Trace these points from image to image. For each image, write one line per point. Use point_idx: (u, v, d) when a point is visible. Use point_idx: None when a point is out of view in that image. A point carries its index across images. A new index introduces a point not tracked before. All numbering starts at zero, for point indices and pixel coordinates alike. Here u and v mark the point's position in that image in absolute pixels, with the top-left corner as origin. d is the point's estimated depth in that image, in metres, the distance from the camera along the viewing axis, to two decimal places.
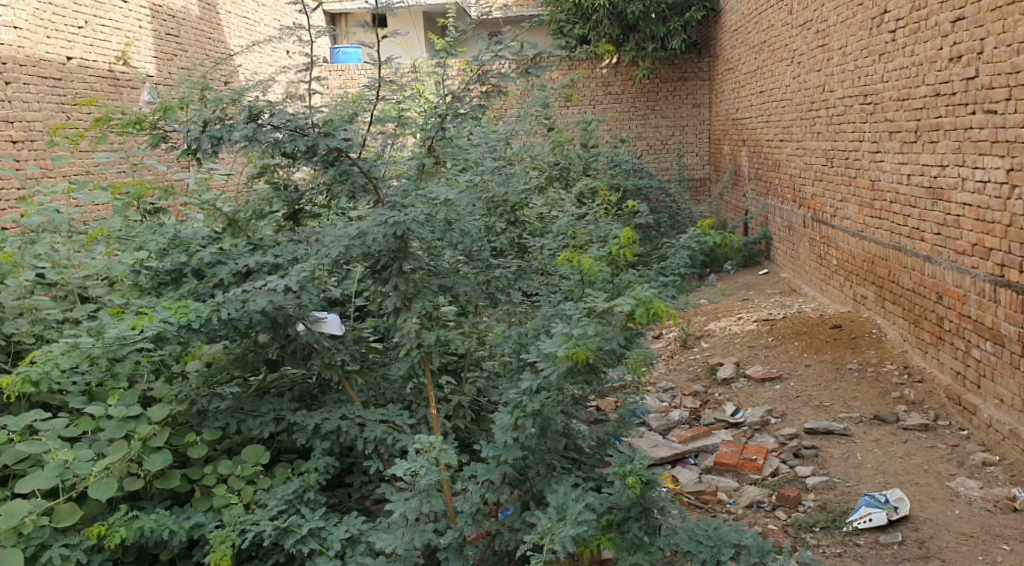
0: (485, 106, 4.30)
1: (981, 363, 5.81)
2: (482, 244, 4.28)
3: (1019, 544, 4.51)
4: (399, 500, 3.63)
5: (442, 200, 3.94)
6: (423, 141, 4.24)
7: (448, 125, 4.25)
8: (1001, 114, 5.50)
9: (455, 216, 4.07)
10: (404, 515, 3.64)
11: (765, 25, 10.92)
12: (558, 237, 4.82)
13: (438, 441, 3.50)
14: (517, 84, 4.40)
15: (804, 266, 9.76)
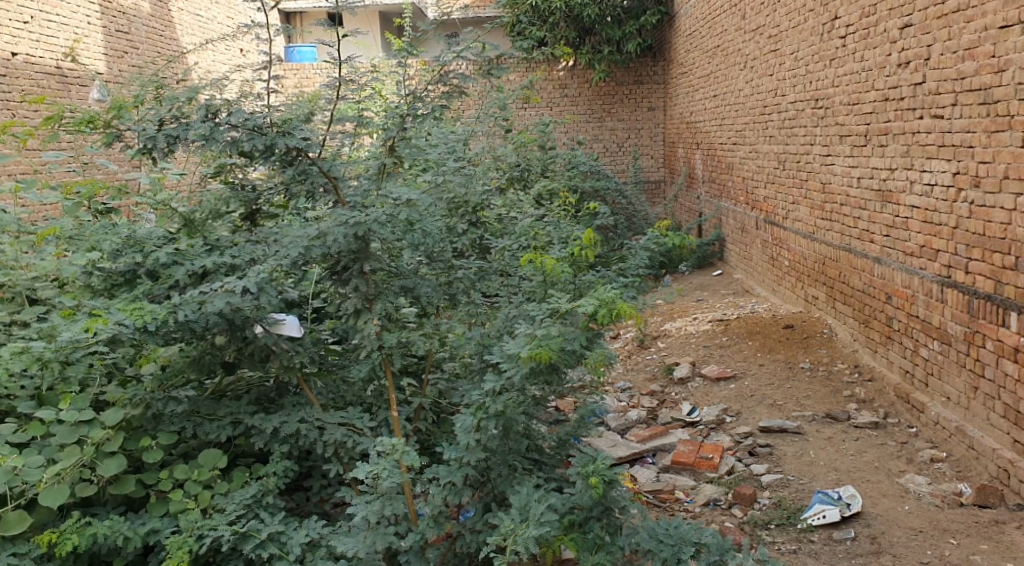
0: (447, 106, 4.30)
1: (929, 362, 5.95)
2: (444, 246, 4.27)
3: (967, 539, 4.62)
4: (361, 503, 3.61)
5: (404, 200, 3.98)
6: (384, 140, 4.19)
7: (408, 125, 4.20)
8: (947, 119, 5.64)
9: (416, 216, 4.05)
10: (366, 519, 3.62)
11: (719, 29, 11.06)
12: (519, 239, 4.83)
13: (400, 443, 3.49)
14: (479, 86, 4.38)
15: (757, 267, 9.91)
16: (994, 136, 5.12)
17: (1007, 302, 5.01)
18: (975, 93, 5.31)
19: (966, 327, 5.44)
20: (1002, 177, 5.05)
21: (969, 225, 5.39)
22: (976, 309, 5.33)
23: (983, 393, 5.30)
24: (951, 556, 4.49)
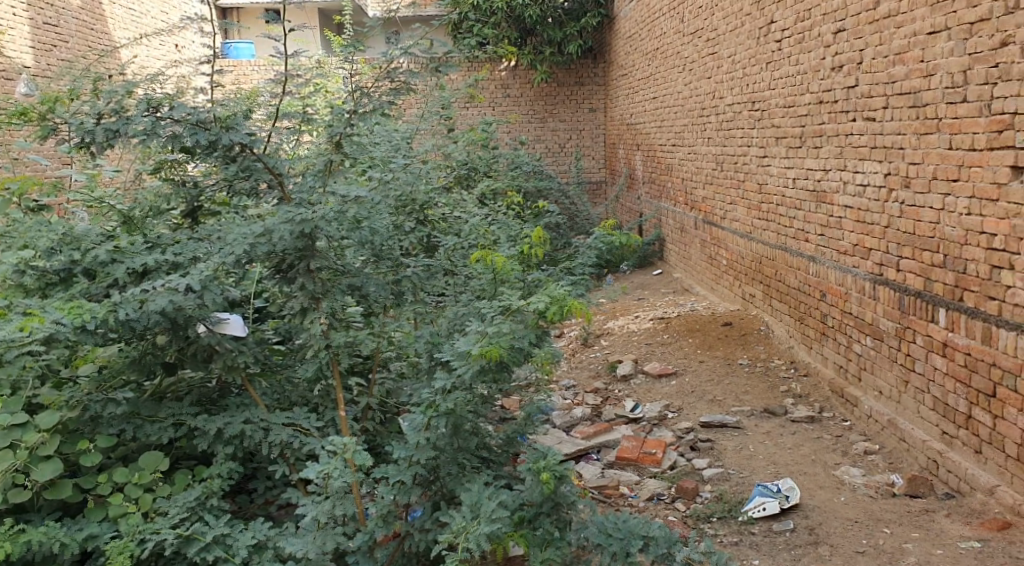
0: (394, 103, 4.28)
1: (862, 358, 6.13)
2: (391, 244, 4.25)
3: (899, 527, 4.74)
4: (310, 504, 3.57)
5: (352, 197, 3.92)
6: (331, 137, 4.14)
7: (355, 122, 4.16)
8: (879, 121, 5.82)
9: (363, 214, 4.02)
10: (315, 519, 3.58)
11: (658, 32, 11.22)
12: (466, 238, 4.84)
13: (351, 442, 3.46)
14: (426, 84, 4.37)
15: (696, 267, 10.08)
16: (923, 138, 5.30)
17: (936, 298, 5.18)
18: (905, 96, 5.49)
19: (898, 323, 5.62)
20: (930, 178, 5.22)
21: (899, 224, 5.57)
22: (906, 305, 5.51)
23: (913, 387, 5.48)
24: (883, 544, 4.59)
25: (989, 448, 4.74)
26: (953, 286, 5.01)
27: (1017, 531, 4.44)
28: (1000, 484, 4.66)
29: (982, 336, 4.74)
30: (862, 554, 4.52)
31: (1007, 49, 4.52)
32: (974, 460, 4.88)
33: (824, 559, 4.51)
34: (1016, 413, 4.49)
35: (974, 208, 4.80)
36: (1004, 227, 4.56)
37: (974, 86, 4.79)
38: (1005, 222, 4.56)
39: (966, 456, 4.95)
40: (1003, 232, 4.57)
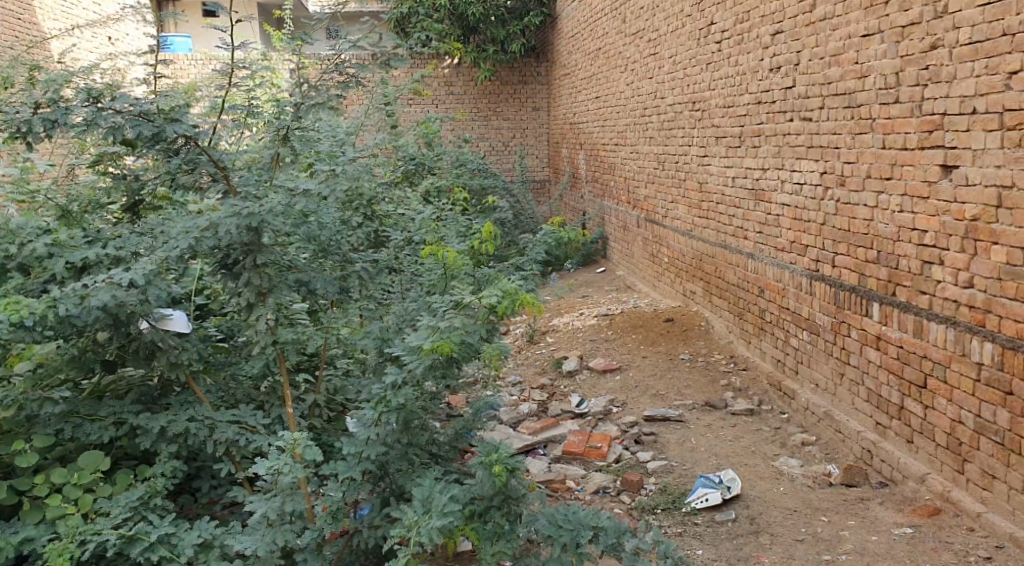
0: (342, 96, 4.26)
1: (799, 351, 6.29)
2: (339, 239, 4.22)
3: (836, 515, 4.86)
4: (257, 501, 3.52)
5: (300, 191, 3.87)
6: (277, 130, 4.10)
7: (303, 115, 4.13)
8: (815, 121, 5.98)
9: (310, 207, 3.98)
10: (263, 517, 3.53)
11: (600, 32, 11.34)
12: (415, 234, 4.83)
13: (300, 438, 3.44)
14: (375, 78, 4.35)
15: (638, 264, 10.21)
16: (858, 137, 5.46)
17: (869, 292, 5.34)
18: (840, 97, 5.65)
19: (833, 317, 5.78)
20: (864, 176, 5.38)
21: (835, 221, 5.73)
22: (841, 300, 5.67)
23: (848, 379, 5.64)
24: (821, 531, 4.70)
25: (920, 437, 4.89)
26: (886, 281, 5.17)
27: (946, 516, 4.58)
28: (930, 471, 4.81)
29: (913, 330, 4.90)
30: (802, 542, 4.62)
31: (937, 52, 4.69)
32: (906, 449, 5.04)
33: (765, 547, 4.61)
34: (946, 402, 4.65)
35: (906, 205, 4.97)
36: (934, 224, 4.72)
37: (905, 88, 4.96)
38: (935, 219, 4.72)
39: (899, 445, 5.11)
40: (933, 228, 4.73)
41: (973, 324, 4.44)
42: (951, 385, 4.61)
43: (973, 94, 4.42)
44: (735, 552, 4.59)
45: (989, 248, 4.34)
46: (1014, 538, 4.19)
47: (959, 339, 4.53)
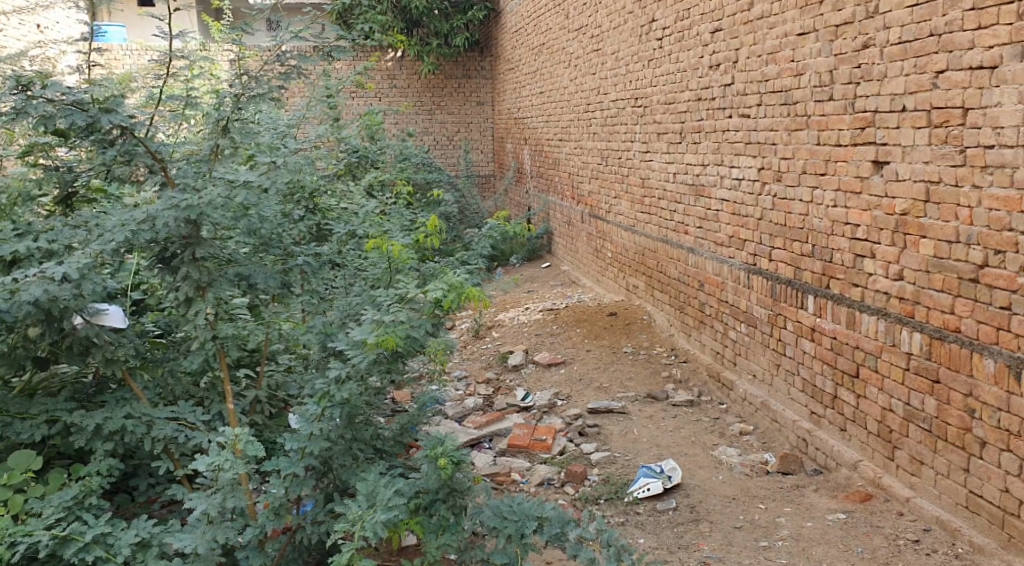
0: (283, 87, 4.21)
1: (737, 344, 6.42)
2: (280, 232, 4.18)
3: (773, 503, 4.97)
4: (196, 499, 3.47)
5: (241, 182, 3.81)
6: (217, 122, 4.05)
7: (243, 106, 4.07)
8: (753, 118, 6.11)
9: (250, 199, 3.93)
10: (202, 515, 3.48)
11: (543, 27, 11.38)
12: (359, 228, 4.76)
13: (241, 434, 3.40)
14: (318, 68, 4.31)
15: (582, 259, 10.31)
16: (793, 134, 5.59)
17: (805, 286, 5.48)
18: (777, 94, 5.77)
19: (770, 310, 5.91)
20: (800, 172, 5.51)
21: (772, 216, 5.86)
22: (778, 293, 5.80)
23: (785, 370, 5.78)
24: (758, 519, 4.80)
25: (853, 425, 5.04)
26: (821, 274, 5.31)
27: (878, 501, 4.71)
28: (862, 459, 4.96)
29: (846, 321, 5.04)
30: (740, 529, 4.72)
31: (869, 51, 4.82)
32: (839, 437, 5.18)
33: (704, 535, 4.70)
34: (877, 391, 4.80)
35: (840, 200, 5.10)
36: (867, 218, 4.86)
37: (839, 86, 5.09)
38: (867, 214, 4.86)
39: (833, 434, 5.25)
40: (865, 223, 4.87)
41: (903, 315, 4.58)
42: (882, 374, 4.75)
43: (903, 92, 4.56)
44: (676, 540, 4.67)
45: (917, 242, 4.48)
46: (941, 521, 4.33)
47: (890, 330, 4.67)
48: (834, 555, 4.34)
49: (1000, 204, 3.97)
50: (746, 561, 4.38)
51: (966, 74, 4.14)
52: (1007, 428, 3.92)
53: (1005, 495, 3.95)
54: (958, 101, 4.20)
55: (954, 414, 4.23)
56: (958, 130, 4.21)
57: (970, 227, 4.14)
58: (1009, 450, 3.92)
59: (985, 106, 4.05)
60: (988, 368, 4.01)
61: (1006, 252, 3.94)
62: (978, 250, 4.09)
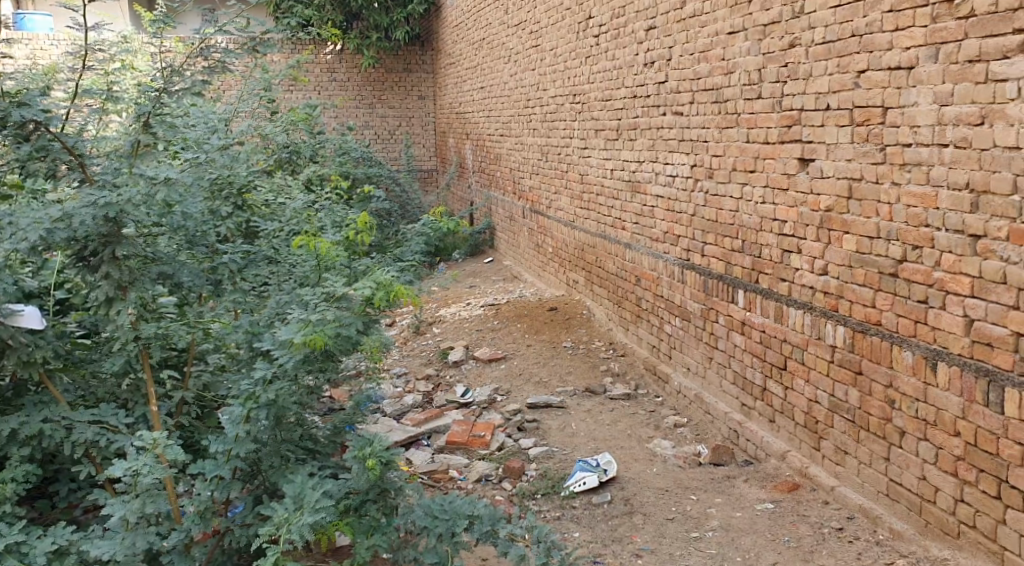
0: (207, 81, 4.14)
1: (673, 337, 6.52)
2: (207, 229, 4.27)
3: (704, 494, 5.06)
4: (116, 504, 3.40)
5: (162, 179, 3.75)
6: (137, 116, 3.98)
7: (165, 100, 4.01)
8: (686, 116, 6.19)
9: (172, 196, 3.86)
10: (122, 520, 3.42)
11: (483, 22, 11.37)
12: (291, 224, 4.72)
13: (161, 438, 3.36)
14: (243, 63, 4.26)
15: (523, 254, 10.35)
16: (724, 131, 5.68)
17: (736, 280, 5.59)
18: (708, 92, 5.87)
19: (703, 304, 6.01)
20: (730, 169, 5.61)
21: (704, 212, 5.95)
22: (710, 288, 5.90)
23: (717, 363, 5.89)
24: (690, 510, 4.89)
25: (781, 417, 5.16)
26: (751, 269, 5.42)
27: (804, 491, 4.84)
28: (790, 449, 5.08)
29: (775, 315, 5.16)
30: (672, 520, 4.80)
31: (796, 49, 4.91)
32: (768, 428, 5.30)
33: (638, 527, 4.76)
34: (804, 383, 4.92)
35: (768, 196, 5.20)
36: (793, 214, 4.97)
37: (767, 84, 5.19)
38: (794, 210, 4.97)
39: (762, 425, 5.37)
40: (792, 219, 4.98)
41: (828, 309, 4.70)
42: (808, 366, 4.87)
43: (827, 91, 4.66)
44: (610, 532, 4.72)
45: (841, 238, 4.58)
46: (864, 509, 4.45)
47: (815, 324, 4.79)
48: (762, 544, 4.44)
49: (917, 201, 4.07)
50: (677, 552, 4.46)
51: (885, 74, 4.23)
52: (924, 417, 4.04)
53: (924, 482, 4.08)
54: (878, 100, 4.29)
55: (875, 405, 4.35)
56: (878, 128, 4.30)
57: (890, 223, 4.24)
58: (926, 439, 4.05)
59: (903, 106, 4.13)
60: (906, 360, 4.13)
61: (922, 248, 4.04)
62: (896, 245, 4.19)
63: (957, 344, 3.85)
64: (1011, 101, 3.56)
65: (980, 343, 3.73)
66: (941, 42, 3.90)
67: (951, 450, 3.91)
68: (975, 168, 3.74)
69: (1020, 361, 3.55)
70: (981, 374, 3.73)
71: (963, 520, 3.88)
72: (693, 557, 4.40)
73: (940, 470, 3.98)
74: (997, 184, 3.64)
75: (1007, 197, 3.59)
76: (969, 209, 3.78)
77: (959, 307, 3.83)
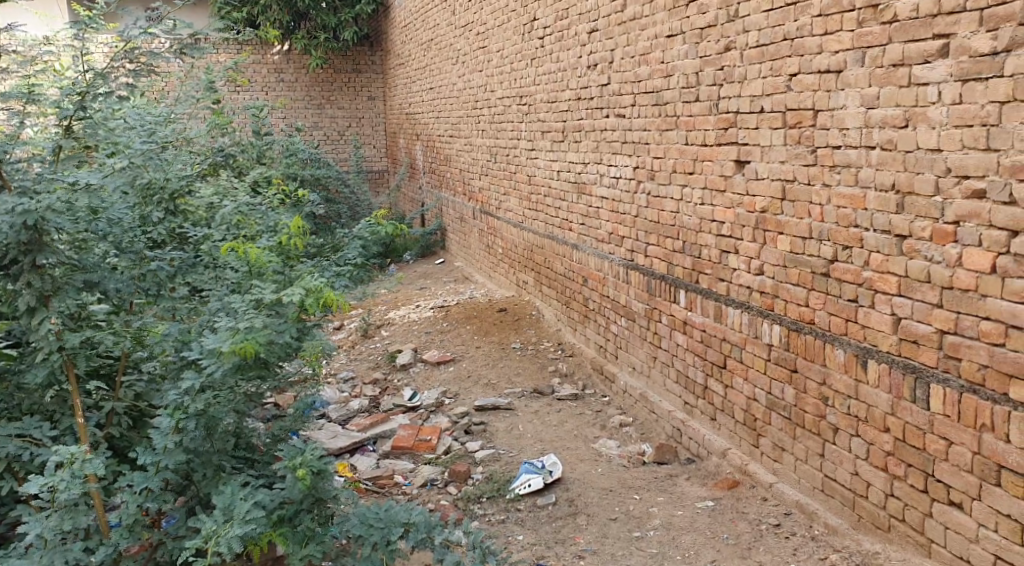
0: (135, 85, 4.11)
1: (618, 337, 6.57)
2: (134, 235, 4.19)
3: (647, 493, 5.11)
4: (36, 520, 3.35)
5: (82, 185, 3.76)
6: (60, 121, 3.90)
7: (89, 104, 3.94)
8: (628, 118, 6.24)
9: (96, 203, 3.83)
10: (45, 536, 3.36)
11: (431, 23, 11.34)
12: (222, 228, 4.54)
13: (79, 452, 3.34)
14: (172, 65, 4.23)
15: (474, 255, 10.36)
16: (665, 133, 5.74)
17: (677, 280, 5.65)
18: (649, 95, 5.92)
19: (647, 304, 6.07)
20: (671, 170, 5.67)
21: (647, 214, 6.00)
22: (653, 289, 5.96)
23: (661, 362, 5.95)
24: (633, 509, 4.93)
25: (722, 415, 5.23)
26: (691, 269, 5.48)
27: (744, 488, 4.91)
28: (730, 446, 5.15)
29: (715, 315, 5.23)
30: (615, 520, 4.84)
31: (731, 53, 4.97)
32: (710, 425, 5.37)
33: (581, 528, 4.79)
34: (743, 382, 5.00)
35: (707, 198, 5.27)
36: (731, 216, 5.04)
37: (705, 87, 5.25)
38: (731, 212, 5.04)
39: (704, 423, 5.44)
40: (730, 220, 5.05)
41: (764, 308, 4.77)
42: (746, 365, 4.95)
43: (762, 94, 4.73)
44: (554, 534, 4.75)
45: (776, 238, 4.66)
46: (800, 505, 4.53)
47: (753, 323, 4.86)
48: (702, 542, 4.50)
49: (847, 202, 4.13)
50: (619, 552, 4.50)
51: (816, 77, 4.30)
52: (856, 414, 4.13)
53: (856, 478, 4.17)
54: (809, 103, 4.36)
55: (810, 402, 4.44)
56: (810, 131, 4.37)
57: (821, 224, 4.31)
58: (858, 435, 4.13)
59: (833, 109, 4.20)
60: (839, 358, 4.21)
61: (852, 248, 4.11)
62: (828, 245, 4.26)
63: (885, 343, 3.94)
64: (932, 104, 3.63)
65: (907, 341, 3.81)
66: (867, 46, 3.96)
67: (882, 445, 4.00)
68: (900, 169, 3.81)
69: (944, 358, 3.64)
70: (908, 371, 3.82)
71: (893, 513, 3.97)
72: (635, 556, 4.45)
73: (871, 466, 4.07)
74: (921, 185, 3.70)
75: (930, 198, 3.66)
76: (895, 209, 3.84)
77: (887, 305, 3.91)
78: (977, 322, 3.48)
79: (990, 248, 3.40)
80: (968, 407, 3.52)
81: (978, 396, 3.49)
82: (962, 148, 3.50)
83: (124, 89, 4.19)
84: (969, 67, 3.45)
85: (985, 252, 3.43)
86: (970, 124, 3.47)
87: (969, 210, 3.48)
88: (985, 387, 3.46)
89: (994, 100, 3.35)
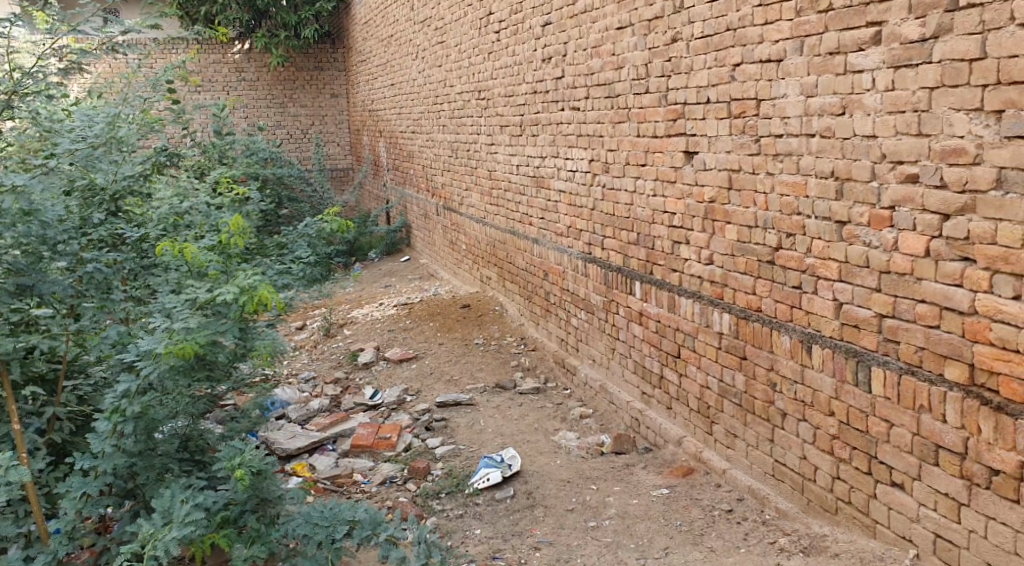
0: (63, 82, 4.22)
1: (579, 330, 6.60)
2: (69, 237, 4.12)
3: (604, 483, 5.15)
4: None
5: (11, 186, 3.71)
6: None
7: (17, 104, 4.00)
8: (583, 111, 6.26)
9: (26, 203, 3.81)
10: None
11: (391, 19, 11.30)
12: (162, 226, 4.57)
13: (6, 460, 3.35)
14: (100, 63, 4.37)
15: (438, 252, 10.35)
16: (617, 126, 5.77)
17: (633, 272, 5.68)
18: (602, 87, 5.94)
19: (605, 296, 6.10)
20: (624, 163, 5.70)
21: (603, 206, 6.03)
22: (610, 281, 5.99)
23: (620, 353, 5.98)
24: (589, 499, 4.97)
25: (677, 404, 5.28)
26: (646, 260, 5.51)
27: (698, 475, 4.97)
28: (686, 434, 5.20)
29: (668, 305, 5.26)
30: (572, 511, 4.87)
31: (677, 44, 5.00)
32: (666, 414, 5.42)
33: (538, 520, 4.82)
34: (696, 370, 5.04)
35: (659, 189, 5.30)
36: (681, 206, 5.07)
37: (654, 78, 5.28)
38: (682, 202, 5.07)
39: (661, 412, 5.49)
40: (680, 210, 5.08)
41: (714, 297, 4.81)
42: (699, 353, 4.99)
43: (707, 85, 4.75)
44: (510, 527, 4.76)
45: (723, 227, 4.70)
46: (752, 490, 4.59)
47: (704, 312, 4.91)
48: (655, 529, 4.54)
49: (790, 189, 4.18)
50: (574, 542, 4.54)
51: (758, 67, 4.33)
52: (802, 398, 4.18)
53: (804, 461, 4.23)
54: (752, 93, 4.39)
55: (759, 388, 4.49)
56: (753, 120, 4.41)
57: (766, 212, 4.35)
58: (805, 419, 4.19)
59: (774, 98, 4.24)
60: (785, 344, 4.27)
61: (795, 236, 4.15)
62: (773, 234, 4.31)
63: (828, 328, 3.99)
64: (867, 91, 3.67)
65: (849, 325, 3.87)
66: (805, 34, 4.00)
67: (827, 429, 4.06)
68: (838, 157, 3.86)
69: (883, 341, 3.69)
70: (850, 354, 3.87)
71: (839, 496, 4.04)
72: (590, 546, 4.48)
73: (818, 449, 4.13)
74: (858, 171, 3.75)
75: (867, 183, 3.71)
76: (835, 196, 3.89)
77: (829, 291, 3.96)
78: (913, 305, 3.53)
79: (924, 231, 3.45)
80: (907, 389, 3.58)
81: (916, 378, 3.55)
82: (895, 134, 3.55)
83: (53, 88, 4.27)
84: (900, 54, 3.49)
85: (919, 235, 3.48)
86: (902, 111, 3.51)
87: (902, 195, 3.54)
88: (923, 368, 3.52)
89: (925, 85, 3.40)
